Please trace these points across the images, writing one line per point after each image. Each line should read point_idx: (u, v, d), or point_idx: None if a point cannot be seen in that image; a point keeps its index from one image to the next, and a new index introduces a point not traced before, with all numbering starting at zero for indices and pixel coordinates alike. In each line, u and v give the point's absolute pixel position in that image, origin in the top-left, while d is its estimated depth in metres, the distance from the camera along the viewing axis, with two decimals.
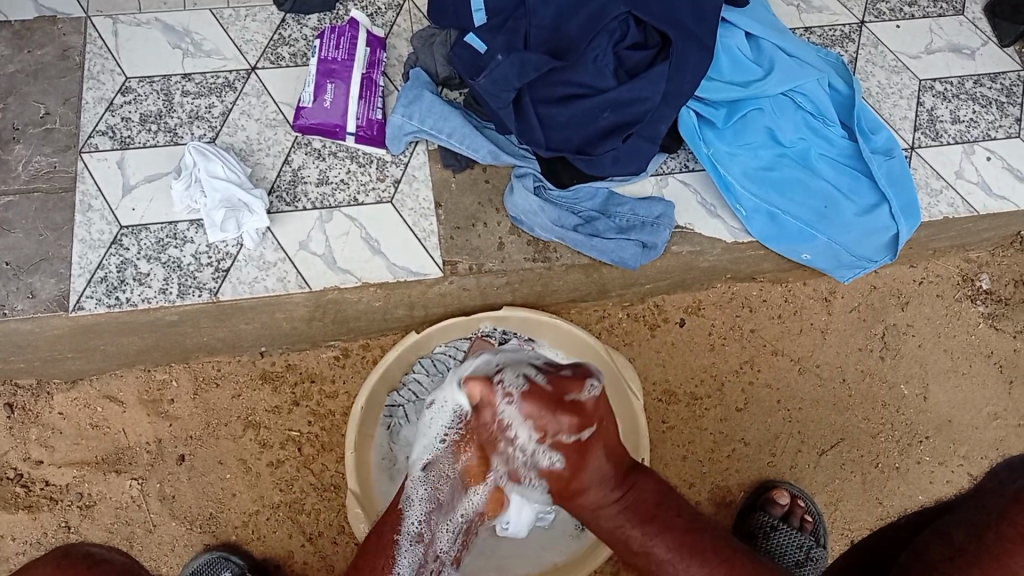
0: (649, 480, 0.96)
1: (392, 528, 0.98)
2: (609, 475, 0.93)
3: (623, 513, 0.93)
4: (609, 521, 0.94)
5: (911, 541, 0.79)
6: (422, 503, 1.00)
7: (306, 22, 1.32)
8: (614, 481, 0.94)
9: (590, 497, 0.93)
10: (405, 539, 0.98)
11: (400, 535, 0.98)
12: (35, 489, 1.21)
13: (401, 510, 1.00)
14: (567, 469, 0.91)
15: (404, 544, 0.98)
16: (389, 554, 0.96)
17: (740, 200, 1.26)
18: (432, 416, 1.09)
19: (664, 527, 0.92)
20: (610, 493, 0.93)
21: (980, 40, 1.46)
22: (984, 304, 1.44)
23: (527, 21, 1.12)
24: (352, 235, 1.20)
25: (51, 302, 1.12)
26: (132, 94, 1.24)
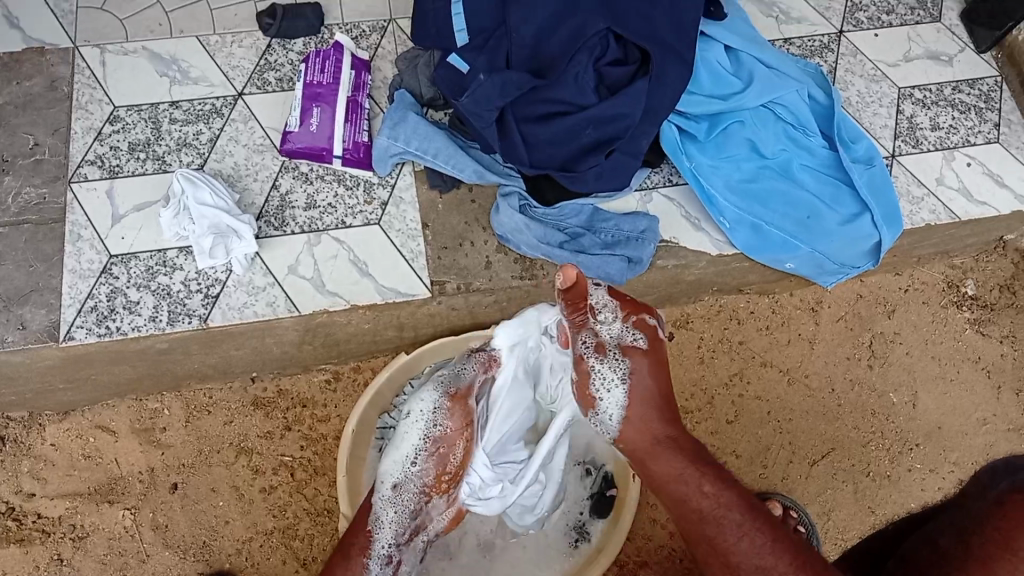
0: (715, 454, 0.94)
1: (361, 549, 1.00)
2: (680, 435, 0.95)
3: (696, 479, 0.89)
4: (681, 490, 0.89)
5: (903, 544, 0.79)
6: (393, 518, 1.03)
7: (292, 45, 1.33)
8: (680, 443, 0.94)
9: (661, 464, 0.93)
10: (375, 559, 1.01)
11: (367, 557, 1.00)
12: (27, 522, 1.21)
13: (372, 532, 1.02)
14: (655, 423, 0.95)
15: (376, 558, 1.01)
16: (360, 569, 1.00)
17: (724, 213, 1.27)
18: (403, 431, 1.05)
19: (731, 488, 0.89)
20: (678, 460, 0.92)
21: (957, 47, 1.48)
22: (971, 309, 1.45)
23: (509, 40, 1.15)
24: (340, 258, 1.21)
25: (42, 333, 1.12)
26: (120, 123, 1.25)
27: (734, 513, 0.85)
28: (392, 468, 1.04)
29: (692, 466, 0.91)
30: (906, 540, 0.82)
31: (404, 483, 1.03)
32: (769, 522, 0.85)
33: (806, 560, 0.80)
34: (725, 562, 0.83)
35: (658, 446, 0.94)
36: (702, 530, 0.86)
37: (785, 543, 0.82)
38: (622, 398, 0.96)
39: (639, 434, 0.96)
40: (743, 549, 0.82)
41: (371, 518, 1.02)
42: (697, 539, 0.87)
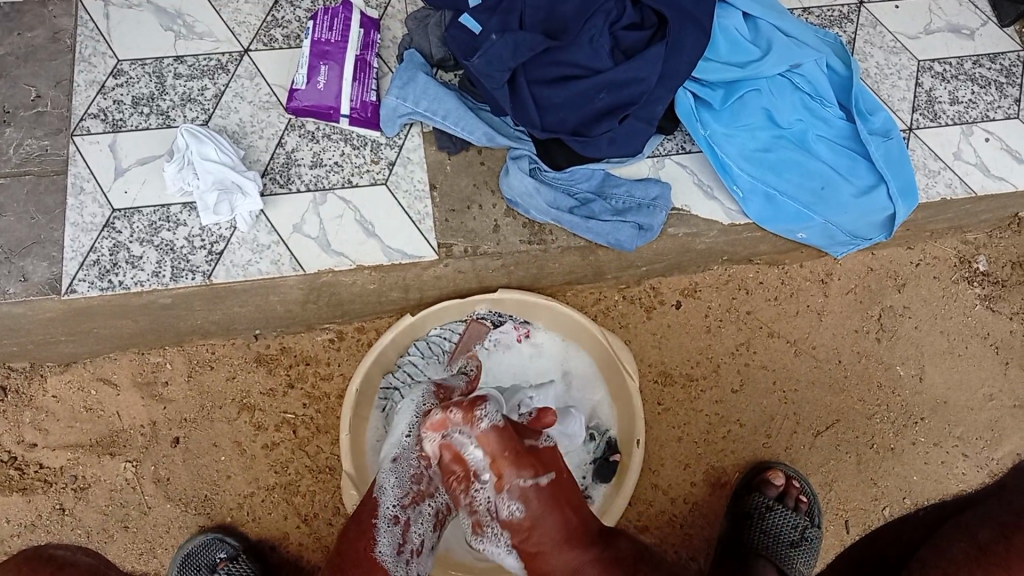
0: (626, 541, 1.01)
1: (369, 513, 1.04)
2: (575, 532, 0.98)
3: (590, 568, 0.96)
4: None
5: None
6: (398, 495, 1.06)
7: (299, 3, 1.30)
8: (579, 541, 0.98)
9: (558, 559, 0.98)
10: (383, 522, 1.04)
11: (377, 519, 1.04)
12: (30, 472, 1.21)
13: (377, 496, 1.06)
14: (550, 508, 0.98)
15: (383, 528, 1.04)
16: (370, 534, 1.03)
17: (738, 181, 1.25)
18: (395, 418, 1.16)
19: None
20: (580, 553, 0.97)
21: (979, 20, 1.45)
22: (982, 285, 1.43)
23: (523, 1, 1.12)
24: (346, 218, 1.19)
25: (43, 285, 1.11)
26: (123, 77, 1.23)
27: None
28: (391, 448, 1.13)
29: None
30: None
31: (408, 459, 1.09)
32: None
33: None
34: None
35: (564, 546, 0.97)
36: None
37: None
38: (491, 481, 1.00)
39: (549, 527, 0.98)
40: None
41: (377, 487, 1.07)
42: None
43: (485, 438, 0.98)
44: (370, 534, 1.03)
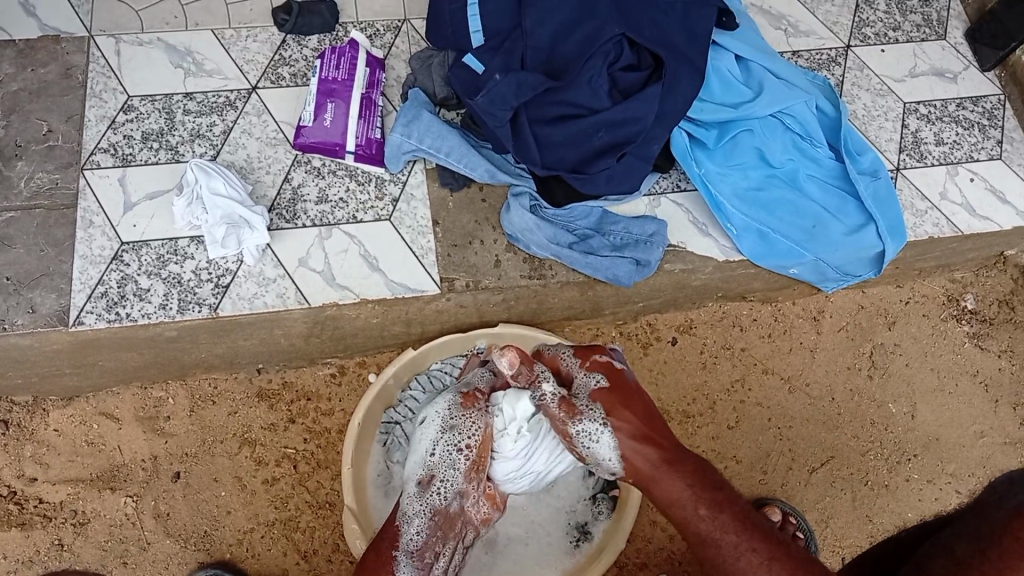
0: (683, 480, 0.86)
1: (389, 545, 1.02)
2: (649, 438, 0.92)
3: (694, 501, 0.84)
4: (679, 514, 0.85)
5: (914, 554, 0.79)
6: (420, 522, 1.03)
7: (306, 42, 1.34)
8: (654, 447, 0.91)
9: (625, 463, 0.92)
10: (403, 554, 1.01)
11: (396, 551, 1.01)
12: (28, 507, 1.21)
13: (399, 527, 1.03)
14: (647, 446, 0.91)
15: (403, 562, 1.01)
16: (388, 566, 1.00)
17: (731, 219, 1.29)
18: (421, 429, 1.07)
19: (730, 507, 0.83)
20: (678, 481, 0.86)
21: (961, 65, 1.51)
22: (970, 323, 1.47)
23: (524, 43, 1.16)
24: (351, 253, 1.22)
25: (51, 317, 1.13)
26: (134, 112, 1.26)
27: (733, 535, 0.80)
28: (414, 468, 1.05)
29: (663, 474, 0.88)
30: (920, 547, 0.81)
31: (438, 488, 1.02)
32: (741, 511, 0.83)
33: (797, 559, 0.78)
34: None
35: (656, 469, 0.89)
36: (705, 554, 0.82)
37: (766, 534, 0.80)
38: (613, 444, 0.92)
39: (642, 461, 0.90)
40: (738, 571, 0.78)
41: (400, 514, 1.04)
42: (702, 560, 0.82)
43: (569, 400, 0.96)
44: (389, 569, 1.00)
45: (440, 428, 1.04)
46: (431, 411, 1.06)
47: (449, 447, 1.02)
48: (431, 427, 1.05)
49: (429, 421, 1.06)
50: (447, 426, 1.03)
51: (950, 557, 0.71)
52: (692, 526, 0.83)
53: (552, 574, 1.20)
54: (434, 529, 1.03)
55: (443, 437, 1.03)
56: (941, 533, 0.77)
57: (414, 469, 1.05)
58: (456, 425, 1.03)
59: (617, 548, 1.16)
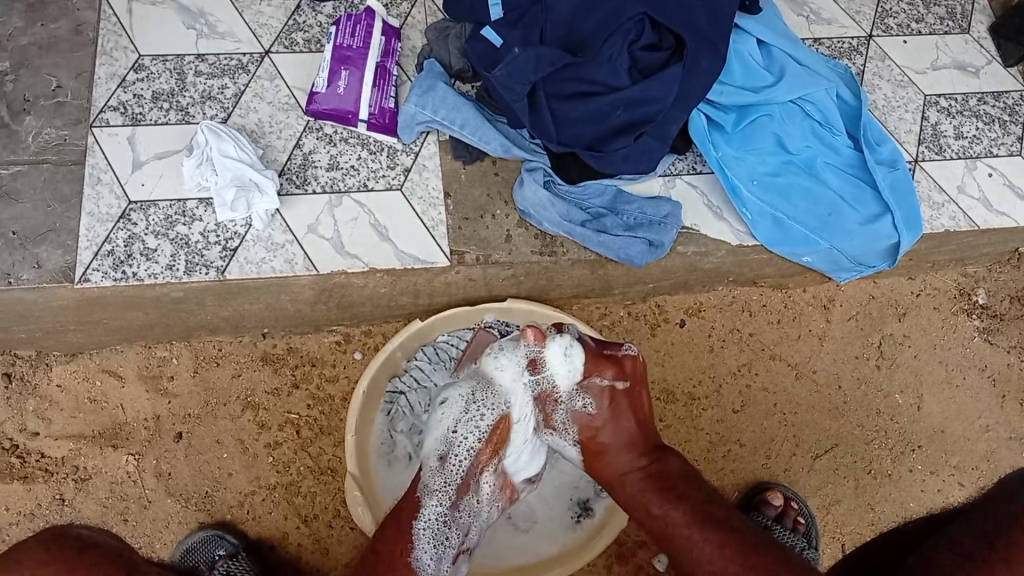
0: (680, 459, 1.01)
1: (409, 514, 1.00)
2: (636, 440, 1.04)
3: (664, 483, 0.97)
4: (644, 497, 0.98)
5: (922, 549, 0.78)
6: (442, 500, 1.02)
7: (321, 8, 1.32)
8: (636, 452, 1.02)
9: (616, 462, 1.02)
10: (422, 525, 1.00)
11: (416, 521, 0.99)
12: (31, 460, 1.20)
13: (420, 498, 1.02)
14: (613, 428, 1.04)
15: (420, 532, 0.99)
16: (407, 540, 0.98)
17: (747, 204, 1.27)
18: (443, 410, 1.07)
19: (680, 502, 0.93)
20: (633, 458, 1.02)
21: (984, 59, 1.49)
22: (980, 318, 1.46)
23: (544, 16, 1.14)
24: (361, 221, 1.20)
25: (57, 273, 1.11)
26: (144, 72, 1.24)
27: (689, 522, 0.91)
28: (433, 446, 1.05)
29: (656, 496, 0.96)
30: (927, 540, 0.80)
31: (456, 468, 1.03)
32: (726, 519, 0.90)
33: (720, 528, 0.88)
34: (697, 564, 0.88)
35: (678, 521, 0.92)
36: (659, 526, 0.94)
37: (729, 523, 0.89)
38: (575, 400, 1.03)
39: (611, 431, 1.04)
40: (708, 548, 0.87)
41: (421, 487, 1.03)
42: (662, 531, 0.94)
43: (536, 362, 1.03)
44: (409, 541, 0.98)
45: (464, 408, 1.05)
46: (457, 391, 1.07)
47: (468, 426, 1.04)
48: (457, 406, 1.05)
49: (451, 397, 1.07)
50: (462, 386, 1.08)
51: (957, 548, 0.71)
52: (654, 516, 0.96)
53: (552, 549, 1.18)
54: (455, 501, 1.02)
55: (452, 408, 1.06)
56: (947, 527, 0.78)
57: (436, 438, 1.05)
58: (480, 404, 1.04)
59: (616, 528, 1.15)
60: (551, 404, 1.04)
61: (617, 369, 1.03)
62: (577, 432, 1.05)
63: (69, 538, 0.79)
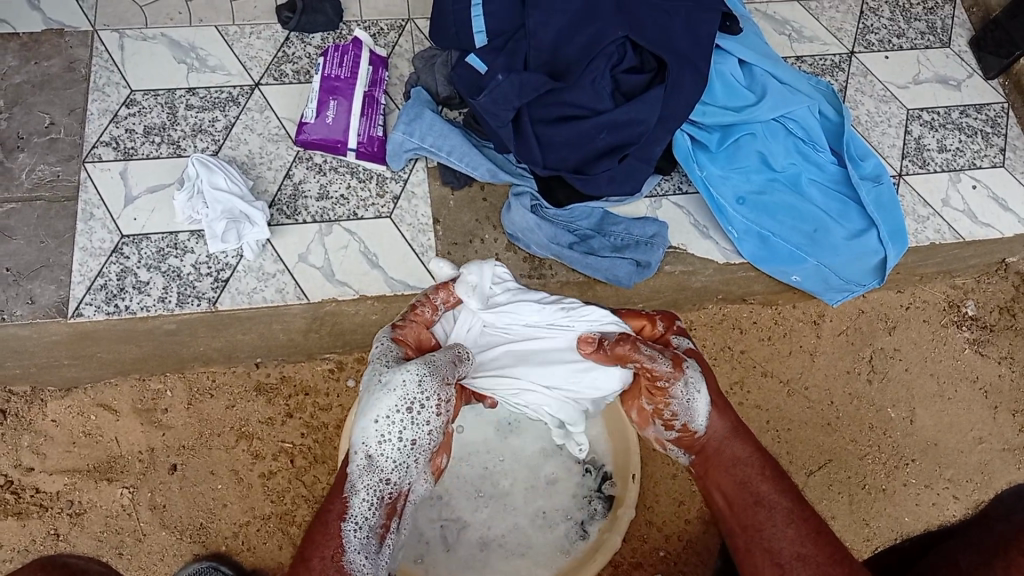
0: (751, 446, 0.86)
1: (336, 516, 0.81)
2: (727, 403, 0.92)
3: (760, 465, 0.83)
4: (742, 473, 0.83)
5: (914, 566, 0.78)
6: (371, 498, 0.84)
7: (310, 40, 1.34)
8: (726, 409, 0.90)
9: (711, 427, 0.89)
10: (351, 528, 0.81)
11: (344, 523, 0.81)
12: (25, 496, 1.21)
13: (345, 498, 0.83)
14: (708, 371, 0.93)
15: (350, 536, 0.81)
16: (337, 544, 0.80)
17: (732, 222, 1.30)
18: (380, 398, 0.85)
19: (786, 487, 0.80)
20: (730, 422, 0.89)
21: (965, 72, 1.51)
22: (970, 329, 1.46)
23: (527, 42, 1.15)
24: (351, 249, 1.22)
25: (50, 308, 1.13)
26: (136, 107, 1.26)
27: (788, 500, 0.79)
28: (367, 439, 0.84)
29: (756, 469, 0.83)
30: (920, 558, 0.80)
31: (389, 465, 0.84)
32: (819, 528, 0.76)
33: (834, 538, 0.75)
34: (768, 551, 0.76)
35: (757, 456, 0.84)
36: (753, 514, 0.79)
37: (818, 532, 0.75)
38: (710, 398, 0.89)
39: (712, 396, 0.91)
40: (781, 538, 0.76)
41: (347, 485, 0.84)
42: (746, 528, 0.78)
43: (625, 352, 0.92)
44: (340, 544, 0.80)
45: (404, 399, 0.85)
46: (402, 375, 0.85)
47: (404, 428, 0.85)
48: (396, 394, 0.85)
49: (396, 386, 0.85)
50: (390, 363, 0.88)
51: (951, 567, 0.69)
52: (750, 489, 0.81)
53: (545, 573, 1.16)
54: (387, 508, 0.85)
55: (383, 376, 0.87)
56: (943, 545, 0.76)
57: (368, 433, 0.84)
58: (432, 404, 0.86)
59: (613, 546, 1.13)
60: (661, 395, 0.90)
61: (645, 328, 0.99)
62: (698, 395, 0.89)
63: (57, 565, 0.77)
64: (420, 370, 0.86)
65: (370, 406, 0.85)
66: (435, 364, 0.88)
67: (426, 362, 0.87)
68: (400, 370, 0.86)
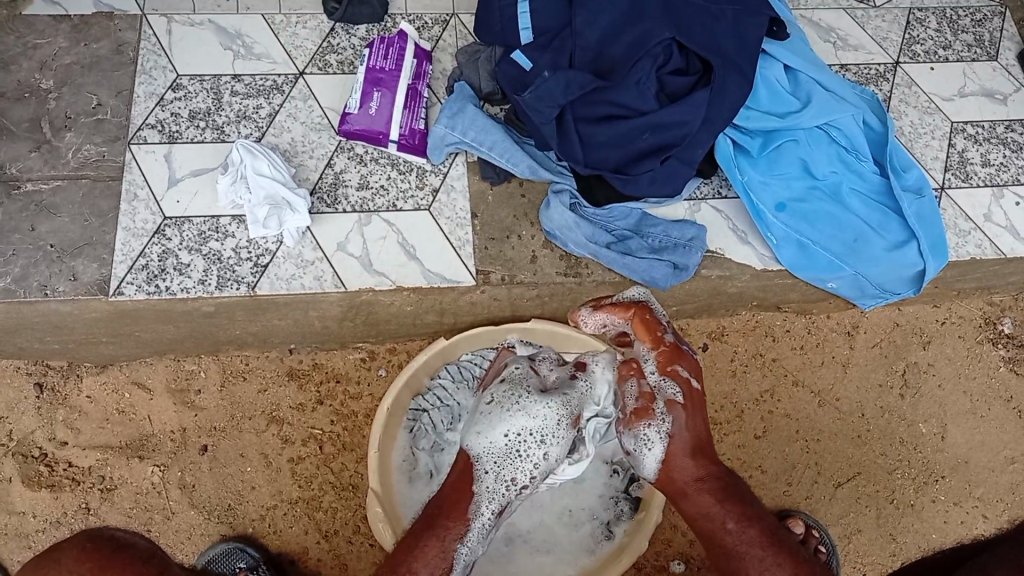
0: (713, 497, 0.86)
1: (453, 536, 0.89)
2: (704, 446, 0.90)
3: (722, 516, 0.86)
4: (706, 526, 0.86)
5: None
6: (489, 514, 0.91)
7: (355, 31, 1.35)
8: (701, 459, 0.89)
9: (682, 473, 0.88)
10: (462, 552, 0.90)
11: (459, 544, 0.89)
12: (57, 469, 1.22)
13: (467, 518, 0.89)
14: (692, 426, 0.89)
15: (459, 558, 0.90)
16: (444, 564, 0.89)
17: (771, 228, 1.28)
18: (513, 419, 0.92)
19: (756, 526, 0.86)
20: (700, 469, 0.88)
21: (1012, 87, 1.49)
22: (1007, 347, 1.44)
23: (573, 41, 1.16)
24: (389, 239, 1.22)
25: (92, 286, 1.14)
26: (182, 91, 1.27)
27: (758, 550, 0.84)
28: (489, 465, 0.91)
29: (729, 516, 0.86)
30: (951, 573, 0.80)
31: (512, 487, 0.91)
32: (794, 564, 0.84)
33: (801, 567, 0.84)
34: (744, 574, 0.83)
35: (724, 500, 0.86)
36: (726, 563, 0.85)
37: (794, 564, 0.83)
38: (662, 460, 0.88)
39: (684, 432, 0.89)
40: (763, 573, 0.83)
41: (468, 503, 0.90)
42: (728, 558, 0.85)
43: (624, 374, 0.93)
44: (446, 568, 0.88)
45: (542, 427, 0.92)
46: (540, 405, 0.92)
47: (530, 452, 0.92)
48: (529, 419, 0.92)
49: (539, 414, 0.92)
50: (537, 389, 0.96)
51: None
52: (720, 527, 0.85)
53: (571, 572, 1.17)
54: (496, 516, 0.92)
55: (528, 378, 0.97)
56: (975, 558, 0.77)
57: (495, 449, 0.91)
58: (555, 428, 0.93)
59: (639, 549, 1.13)
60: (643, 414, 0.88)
61: (652, 334, 0.94)
62: (670, 424, 0.88)
63: (104, 539, 0.74)
64: (561, 409, 0.93)
65: (502, 421, 0.92)
66: (575, 401, 0.95)
67: (565, 400, 0.94)
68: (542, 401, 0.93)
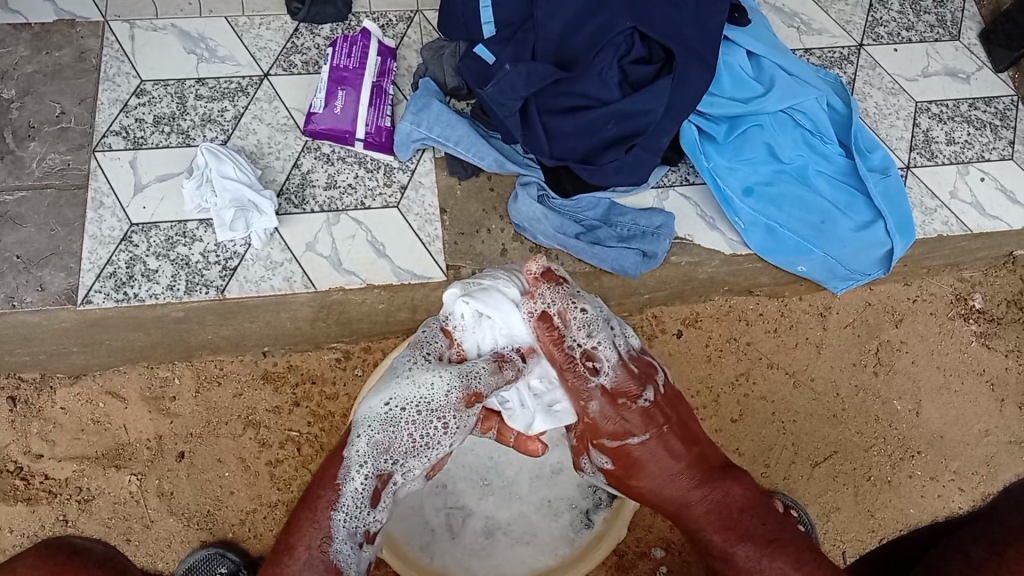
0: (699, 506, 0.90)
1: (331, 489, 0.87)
2: (688, 458, 0.93)
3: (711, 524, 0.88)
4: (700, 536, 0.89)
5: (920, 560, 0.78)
6: (370, 475, 0.89)
7: (318, 31, 1.34)
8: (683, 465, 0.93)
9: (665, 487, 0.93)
10: (340, 516, 0.86)
11: (333, 511, 0.86)
12: (34, 482, 1.22)
13: (342, 480, 0.88)
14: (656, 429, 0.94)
15: (339, 525, 0.85)
16: (322, 529, 0.84)
17: (739, 213, 1.30)
18: (405, 386, 0.91)
19: (747, 537, 0.85)
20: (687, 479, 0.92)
21: (975, 65, 1.50)
22: (978, 322, 1.45)
23: (536, 34, 1.15)
24: (358, 238, 1.23)
25: (60, 295, 1.16)
26: (146, 97, 1.26)
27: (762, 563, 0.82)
28: (373, 430, 0.90)
29: (716, 529, 0.88)
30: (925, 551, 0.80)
31: (393, 451, 0.90)
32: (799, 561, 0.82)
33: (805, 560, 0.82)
34: None
35: (709, 513, 0.89)
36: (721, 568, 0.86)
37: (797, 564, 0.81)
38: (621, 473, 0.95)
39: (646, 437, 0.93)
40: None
41: (341, 469, 0.89)
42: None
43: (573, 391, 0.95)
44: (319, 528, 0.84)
45: (426, 399, 0.91)
46: (431, 375, 0.91)
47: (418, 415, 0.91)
48: (420, 383, 0.91)
49: (425, 384, 0.91)
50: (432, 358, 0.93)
51: (963, 558, 0.69)
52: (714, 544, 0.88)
53: (551, 562, 1.16)
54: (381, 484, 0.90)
55: (430, 342, 0.94)
56: (949, 536, 0.77)
57: (380, 417, 0.90)
58: (446, 396, 0.91)
59: (617, 536, 1.13)
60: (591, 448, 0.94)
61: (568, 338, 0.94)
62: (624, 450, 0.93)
63: (58, 547, 0.78)
64: (452, 379, 0.91)
65: (385, 390, 0.91)
66: (472, 375, 0.91)
67: (462, 371, 0.91)
68: (434, 370, 0.91)
